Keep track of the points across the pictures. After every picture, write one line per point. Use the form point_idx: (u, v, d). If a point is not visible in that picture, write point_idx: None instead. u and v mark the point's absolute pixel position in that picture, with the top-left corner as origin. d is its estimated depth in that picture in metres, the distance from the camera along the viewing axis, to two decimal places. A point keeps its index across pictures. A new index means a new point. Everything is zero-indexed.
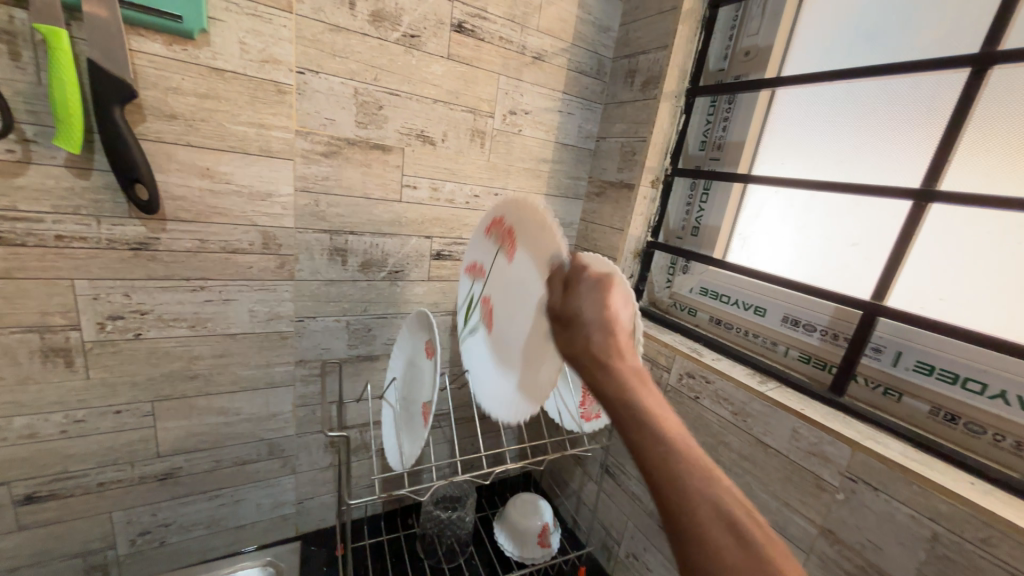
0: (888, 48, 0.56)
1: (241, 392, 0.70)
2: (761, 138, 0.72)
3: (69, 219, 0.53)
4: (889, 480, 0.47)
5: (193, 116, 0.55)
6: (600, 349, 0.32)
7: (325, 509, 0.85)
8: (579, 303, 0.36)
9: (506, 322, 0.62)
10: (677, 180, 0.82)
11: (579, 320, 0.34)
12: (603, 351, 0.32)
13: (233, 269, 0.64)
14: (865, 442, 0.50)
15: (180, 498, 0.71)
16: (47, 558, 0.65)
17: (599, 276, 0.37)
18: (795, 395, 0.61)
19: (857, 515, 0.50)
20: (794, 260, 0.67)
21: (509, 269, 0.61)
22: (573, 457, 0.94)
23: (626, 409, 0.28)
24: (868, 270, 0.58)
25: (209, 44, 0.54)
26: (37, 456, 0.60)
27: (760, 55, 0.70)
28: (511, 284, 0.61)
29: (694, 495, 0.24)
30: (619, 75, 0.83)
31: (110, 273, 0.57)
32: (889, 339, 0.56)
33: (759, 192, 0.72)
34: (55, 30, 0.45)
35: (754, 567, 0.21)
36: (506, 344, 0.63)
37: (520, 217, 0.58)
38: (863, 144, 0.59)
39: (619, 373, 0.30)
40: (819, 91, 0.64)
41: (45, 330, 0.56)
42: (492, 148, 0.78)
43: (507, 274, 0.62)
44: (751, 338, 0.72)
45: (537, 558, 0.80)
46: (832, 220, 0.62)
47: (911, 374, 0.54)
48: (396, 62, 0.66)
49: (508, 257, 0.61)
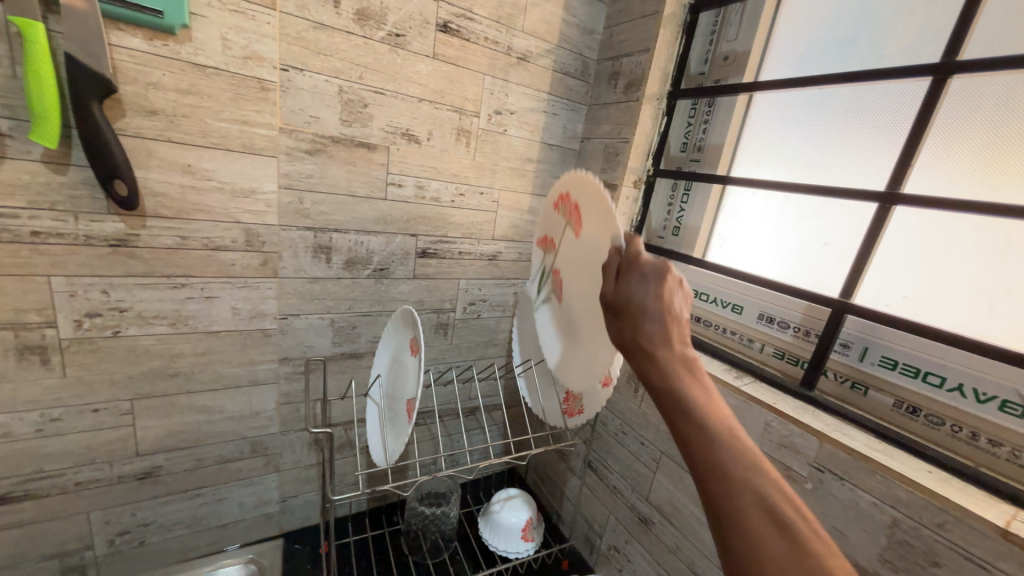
0: (858, 55, 0.58)
1: (223, 390, 0.70)
2: (740, 141, 0.74)
3: (45, 215, 0.52)
4: (854, 470, 0.49)
5: (174, 111, 0.55)
6: (653, 344, 0.35)
7: (309, 507, 0.85)
8: (633, 293, 0.38)
9: (569, 294, 0.64)
10: (659, 181, 0.84)
11: (634, 312, 0.37)
12: (656, 344, 0.35)
13: (215, 266, 0.63)
14: (832, 434, 0.52)
15: (161, 497, 0.70)
16: (22, 559, 0.64)
17: (655, 266, 0.39)
18: (768, 390, 0.63)
19: (824, 504, 0.52)
20: (770, 260, 0.69)
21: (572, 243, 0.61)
22: (557, 453, 0.96)
23: (678, 402, 0.32)
24: (839, 268, 0.61)
25: (191, 40, 0.53)
26: (12, 456, 0.59)
27: (739, 60, 0.72)
28: (574, 258, 0.61)
29: (742, 487, 0.28)
30: (603, 77, 0.84)
31: (88, 269, 0.56)
32: (857, 336, 0.58)
33: (737, 194, 0.74)
34: (32, 24, 0.44)
35: (791, 553, 0.25)
36: (568, 319, 0.65)
37: (581, 190, 0.56)
38: (834, 148, 0.61)
39: (670, 369, 0.34)
40: (794, 96, 0.66)
41: (20, 327, 0.55)
42: (478, 147, 0.79)
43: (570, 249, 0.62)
44: (728, 335, 0.74)
45: (521, 552, 0.81)
46: (806, 220, 0.64)
47: (876, 369, 0.56)
48: (381, 61, 0.66)
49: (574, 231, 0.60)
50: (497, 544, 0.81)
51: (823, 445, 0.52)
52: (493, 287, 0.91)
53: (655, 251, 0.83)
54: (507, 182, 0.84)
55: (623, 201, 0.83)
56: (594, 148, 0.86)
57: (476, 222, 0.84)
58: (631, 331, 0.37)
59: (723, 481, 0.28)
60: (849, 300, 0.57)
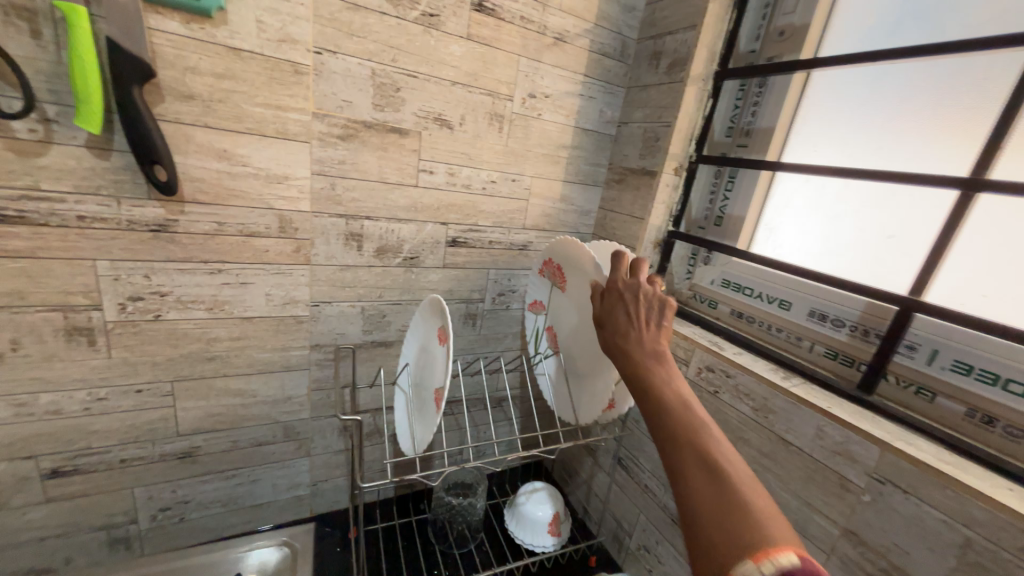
0: (940, 24, 0.52)
1: (257, 374, 0.71)
2: (794, 124, 0.68)
3: (90, 199, 0.53)
4: (920, 483, 0.45)
5: (211, 96, 0.55)
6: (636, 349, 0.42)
7: (339, 492, 0.87)
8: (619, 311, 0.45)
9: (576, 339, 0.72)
10: (701, 168, 0.79)
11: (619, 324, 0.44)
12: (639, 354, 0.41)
13: (250, 252, 0.63)
14: (895, 443, 0.48)
15: (199, 476, 0.73)
16: (74, 529, 0.67)
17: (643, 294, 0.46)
18: (820, 392, 0.58)
19: (883, 517, 0.48)
20: (824, 252, 0.64)
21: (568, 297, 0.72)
22: (585, 448, 0.94)
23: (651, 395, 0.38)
24: (906, 263, 0.55)
25: (226, 23, 0.53)
26: (63, 432, 0.61)
27: (796, 35, 0.66)
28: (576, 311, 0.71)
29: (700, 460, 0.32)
30: (644, 57, 0.79)
31: (131, 254, 0.57)
32: (924, 337, 0.53)
33: (788, 181, 0.69)
34: (75, 8, 0.44)
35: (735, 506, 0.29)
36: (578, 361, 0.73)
37: (565, 253, 0.69)
38: (905, 130, 0.56)
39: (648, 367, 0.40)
40: (859, 73, 0.60)
41: (69, 309, 0.56)
42: (511, 132, 0.76)
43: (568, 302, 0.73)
44: (774, 332, 0.69)
45: (548, 547, 0.79)
46: (868, 210, 0.59)
47: (947, 374, 0.52)
48: (414, 42, 0.64)
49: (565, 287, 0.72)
50: (523, 538, 0.79)
51: (884, 454, 0.48)
52: (523, 278, 0.89)
53: (694, 242, 0.78)
54: (539, 169, 0.81)
55: (662, 189, 0.79)
56: (632, 133, 0.82)
57: (507, 210, 0.81)
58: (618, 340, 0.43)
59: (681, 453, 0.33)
60: (916, 298, 0.52)
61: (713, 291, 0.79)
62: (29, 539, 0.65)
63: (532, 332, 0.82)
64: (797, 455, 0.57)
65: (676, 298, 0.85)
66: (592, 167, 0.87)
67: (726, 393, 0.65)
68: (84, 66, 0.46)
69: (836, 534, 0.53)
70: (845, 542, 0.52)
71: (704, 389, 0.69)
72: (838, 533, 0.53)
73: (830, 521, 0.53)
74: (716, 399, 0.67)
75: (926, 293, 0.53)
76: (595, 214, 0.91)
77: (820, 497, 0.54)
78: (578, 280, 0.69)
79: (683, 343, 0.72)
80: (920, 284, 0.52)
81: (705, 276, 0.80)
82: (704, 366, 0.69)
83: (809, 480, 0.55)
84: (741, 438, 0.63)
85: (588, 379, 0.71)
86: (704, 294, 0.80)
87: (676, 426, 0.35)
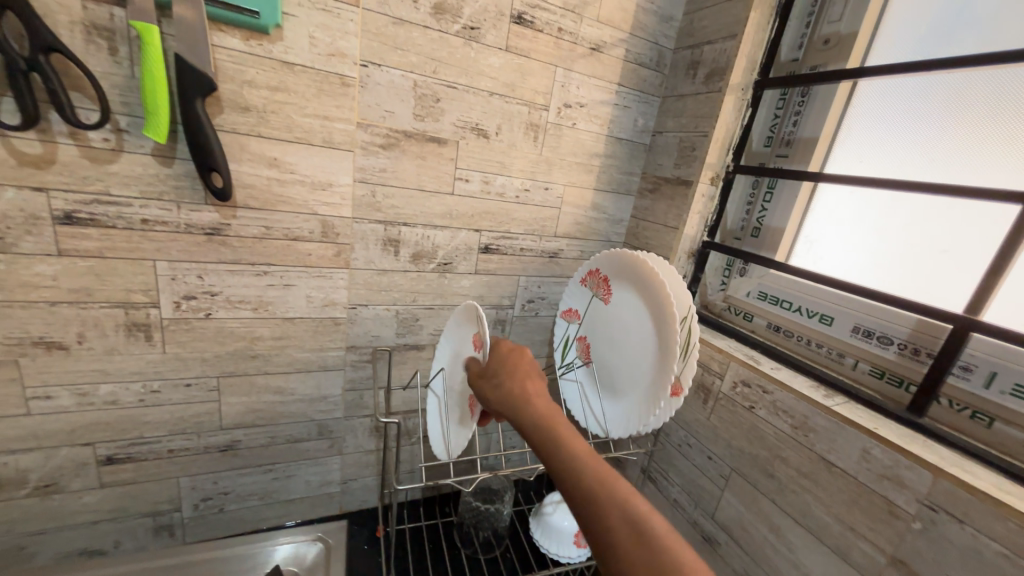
0: (1002, 33, 0.50)
1: (296, 372, 0.73)
2: (839, 134, 0.66)
3: (153, 204, 0.57)
4: (978, 513, 0.43)
5: (265, 107, 0.58)
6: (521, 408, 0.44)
7: (368, 491, 0.88)
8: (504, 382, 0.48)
9: (612, 350, 0.73)
10: (738, 178, 0.78)
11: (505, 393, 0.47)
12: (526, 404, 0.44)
13: (294, 255, 0.66)
14: (949, 469, 0.46)
15: (239, 469, 0.76)
16: (123, 514, 0.71)
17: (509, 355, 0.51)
18: (865, 412, 0.56)
19: (936, 547, 0.46)
20: (870, 266, 0.62)
21: (610, 308, 0.73)
22: (612, 459, 0.93)
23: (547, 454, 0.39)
24: (961, 280, 0.53)
25: (282, 39, 0.56)
26: (118, 421, 0.65)
27: (842, 44, 0.65)
28: (617, 322, 0.72)
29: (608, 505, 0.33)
30: (680, 67, 0.79)
31: (187, 255, 0.61)
32: (983, 358, 0.51)
33: (832, 193, 0.67)
34: (147, 26, 0.48)
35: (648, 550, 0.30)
36: (614, 372, 0.73)
37: (616, 264, 0.71)
38: (961, 141, 0.53)
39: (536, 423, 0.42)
40: (910, 83, 0.58)
41: (129, 306, 0.60)
42: (545, 141, 0.77)
43: (609, 312, 0.73)
44: (814, 348, 0.67)
45: (574, 557, 0.79)
46: (919, 224, 0.57)
47: (1006, 398, 0.49)
48: (455, 54, 0.66)
49: (608, 298, 0.74)
50: (550, 547, 0.79)
51: (938, 481, 0.46)
52: (552, 285, 0.89)
53: (730, 253, 0.77)
54: (572, 177, 0.82)
55: (697, 199, 0.78)
56: (667, 143, 0.82)
57: (539, 218, 0.82)
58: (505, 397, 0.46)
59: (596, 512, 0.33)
60: (975, 317, 0.50)
61: (748, 303, 0.77)
62: (84, 522, 0.69)
63: (562, 340, 0.82)
64: (839, 476, 0.55)
65: (709, 309, 0.84)
66: (625, 176, 0.87)
67: (763, 409, 0.64)
68: (157, 106, 0.51)
69: (883, 562, 0.50)
70: (892, 572, 0.50)
71: (739, 404, 0.67)
72: (885, 561, 0.50)
73: (876, 548, 0.51)
74: (752, 415, 0.65)
75: (986, 312, 0.50)
76: (626, 223, 0.90)
77: (865, 522, 0.52)
78: (625, 291, 0.70)
79: (718, 356, 0.71)
80: (979, 303, 0.50)
81: (740, 288, 0.79)
82: (740, 380, 0.67)
83: (853, 504, 0.53)
84: (778, 456, 0.61)
85: (625, 390, 0.71)
86: (738, 306, 0.79)
87: (563, 470, 0.37)
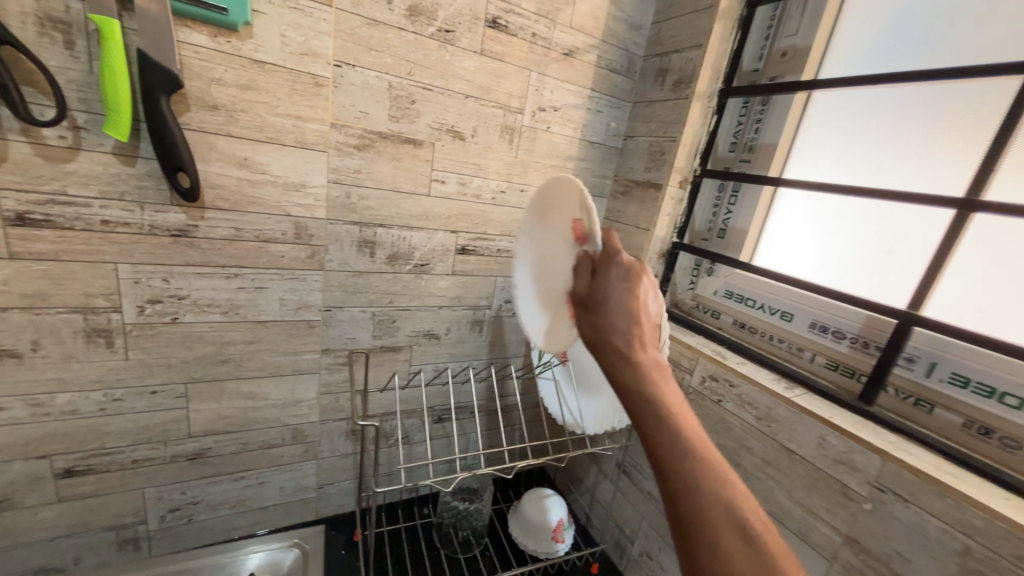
0: (933, 54, 0.55)
1: (269, 377, 0.72)
2: (795, 140, 0.70)
3: (115, 205, 0.55)
4: (921, 491, 0.47)
5: (234, 106, 0.56)
6: (625, 341, 0.34)
7: (344, 495, 0.87)
8: (607, 291, 0.37)
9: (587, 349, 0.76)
10: (705, 181, 0.81)
11: (602, 308, 0.36)
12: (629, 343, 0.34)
13: (266, 257, 0.65)
14: (895, 452, 0.50)
15: (208, 478, 0.73)
16: (83, 529, 0.68)
17: (630, 266, 0.38)
18: (821, 402, 0.60)
19: (885, 525, 0.50)
20: (824, 265, 0.66)
21: None
22: (589, 455, 0.95)
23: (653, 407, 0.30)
24: (904, 278, 0.57)
25: (252, 37, 0.55)
26: (77, 432, 0.62)
27: (798, 56, 0.69)
28: None
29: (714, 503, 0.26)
30: (650, 73, 0.82)
31: (152, 258, 0.59)
32: (922, 349, 0.55)
33: (790, 197, 0.71)
34: (108, 21, 0.46)
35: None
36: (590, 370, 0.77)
37: None
38: (902, 150, 0.58)
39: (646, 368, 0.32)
40: (858, 94, 0.62)
41: (89, 311, 0.58)
42: (520, 144, 0.78)
43: None
44: (776, 343, 0.71)
45: (552, 552, 0.80)
46: (868, 226, 0.61)
47: (944, 386, 0.53)
48: (430, 57, 0.67)
49: None
50: (529, 544, 0.80)
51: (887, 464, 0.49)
52: None
53: (698, 253, 0.80)
54: (547, 179, 0.83)
55: (666, 201, 0.81)
56: (638, 147, 0.84)
57: (515, 220, 0.83)
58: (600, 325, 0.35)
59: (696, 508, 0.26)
60: (914, 313, 0.54)
61: (716, 301, 0.80)
62: (41, 539, 0.65)
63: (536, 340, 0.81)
64: (799, 463, 0.58)
65: (679, 308, 0.87)
66: (598, 178, 0.89)
67: (730, 402, 0.67)
68: (118, 105, 0.49)
69: (839, 541, 0.54)
70: (847, 550, 0.53)
71: (708, 398, 0.70)
72: (840, 540, 0.54)
73: (832, 529, 0.55)
74: (719, 408, 0.68)
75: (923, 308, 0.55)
76: (600, 225, 0.93)
77: (822, 505, 0.55)
78: None
79: (687, 352, 0.74)
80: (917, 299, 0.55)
81: (708, 287, 0.82)
82: (708, 375, 0.70)
83: (812, 489, 0.57)
84: (744, 446, 0.65)
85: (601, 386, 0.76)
86: (707, 304, 0.82)
87: (677, 437, 0.28)
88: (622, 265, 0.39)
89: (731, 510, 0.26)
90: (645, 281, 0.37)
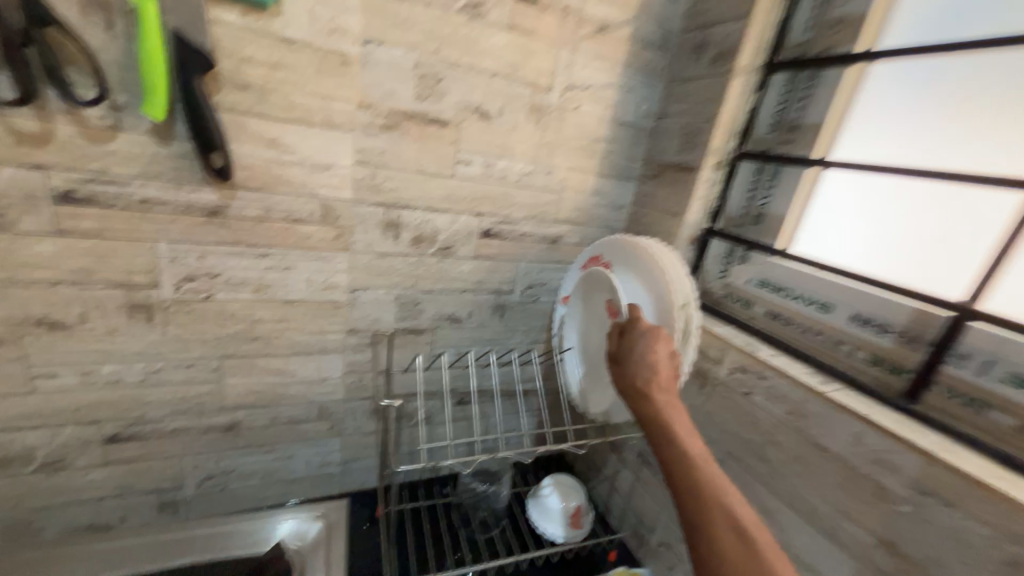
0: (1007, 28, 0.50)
1: (296, 355, 0.74)
2: (844, 121, 0.66)
3: (152, 184, 0.57)
4: (966, 496, 0.44)
5: (264, 86, 0.57)
6: (646, 387, 0.52)
7: (367, 471, 0.89)
8: (636, 350, 0.55)
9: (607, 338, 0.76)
10: (743, 164, 0.76)
11: (633, 363, 0.55)
12: (651, 391, 0.52)
13: (294, 238, 0.66)
14: (941, 454, 0.47)
15: (241, 448, 0.77)
16: (128, 491, 0.72)
17: (649, 332, 0.57)
18: (861, 398, 0.57)
19: (923, 530, 0.47)
20: (871, 255, 0.62)
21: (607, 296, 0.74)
22: (609, 443, 0.94)
23: (667, 435, 0.48)
24: (961, 267, 0.53)
25: (280, 14, 0.54)
26: (122, 401, 0.66)
27: (853, 25, 0.63)
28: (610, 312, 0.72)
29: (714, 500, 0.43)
30: (687, 48, 0.77)
31: (187, 237, 0.60)
32: (979, 347, 0.51)
33: (837, 180, 0.67)
34: (145, 3, 0.47)
35: (742, 544, 0.40)
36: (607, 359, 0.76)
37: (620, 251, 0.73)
38: (970, 129, 0.53)
39: (660, 407, 0.51)
40: (925, 67, 0.58)
41: (130, 287, 0.60)
42: (548, 125, 0.76)
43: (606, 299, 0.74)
44: (813, 336, 0.67)
45: (570, 538, 0.81)
46: (922, 211, 0.57)
47: (1001, 386, 0.49)
48: (457, 33, 0.65)
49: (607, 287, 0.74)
50: (550, 529, 0.80)
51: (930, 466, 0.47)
52: (553, 271, 0.89)
53: (732, 241, 0.77)
54: (573, 161, 0.81)
55: (701, 183, 0.76)
56: (670, 127, 0.80)
57: (540, 203, 0.81)
58: (628, 376, 0.54)
59: (702, 503, 0.43)
60: (973, 306, 0.50)
61: (749, 291, 0.77)
62: (91, 499, 0.70)
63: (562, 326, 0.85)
64: (832, 460, 0.56)
65: (708, 297, 0.83)
66: (628, 161, 0.86)
67: (759, 395, 0.64)
68: (154, 88, 0.50)
69: (871, 543, 0.52)
70: (879, 552, 0.51)
71: (736, 390, 0.67)
72: (873, 542, 0.52)
73: (865, 530, 0.52)
74: (747, 401, 0.66)
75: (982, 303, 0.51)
76: (628, 209, 0.89)
77: (857, 506, 0.53)
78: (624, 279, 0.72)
79: (716, 342, 0.71)
80: (976, 293, 0.50)
81: (741, 275, 0.79)
82: (737, 367, 0.67)
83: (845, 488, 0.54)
84: (772, 441, 0.62)
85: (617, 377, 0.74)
86: (739, 294, 0.79)
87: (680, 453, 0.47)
88: (643, 329, 0.57)
89: (722, 508, 0.43)
90: (663, 344, 0.56)
